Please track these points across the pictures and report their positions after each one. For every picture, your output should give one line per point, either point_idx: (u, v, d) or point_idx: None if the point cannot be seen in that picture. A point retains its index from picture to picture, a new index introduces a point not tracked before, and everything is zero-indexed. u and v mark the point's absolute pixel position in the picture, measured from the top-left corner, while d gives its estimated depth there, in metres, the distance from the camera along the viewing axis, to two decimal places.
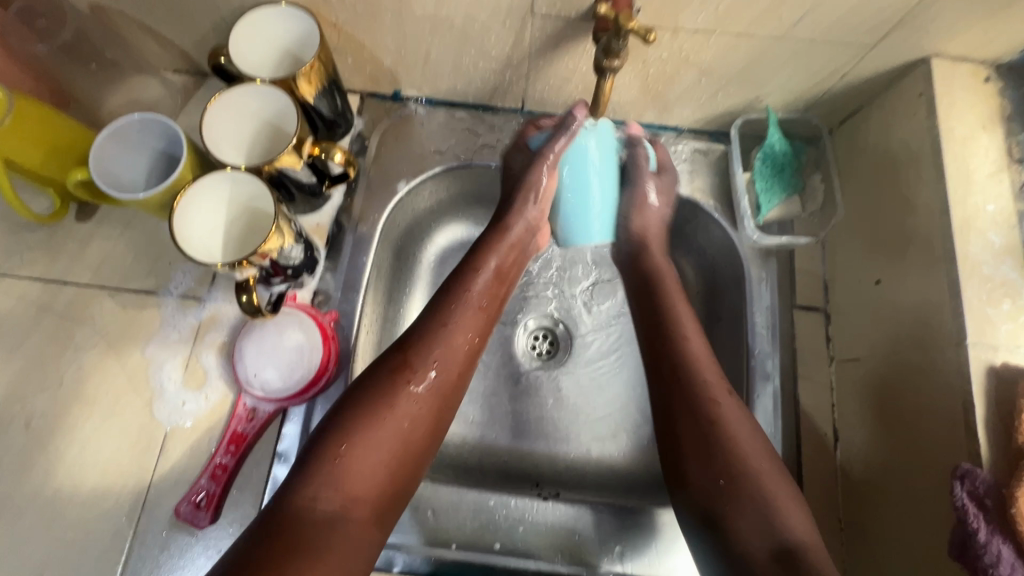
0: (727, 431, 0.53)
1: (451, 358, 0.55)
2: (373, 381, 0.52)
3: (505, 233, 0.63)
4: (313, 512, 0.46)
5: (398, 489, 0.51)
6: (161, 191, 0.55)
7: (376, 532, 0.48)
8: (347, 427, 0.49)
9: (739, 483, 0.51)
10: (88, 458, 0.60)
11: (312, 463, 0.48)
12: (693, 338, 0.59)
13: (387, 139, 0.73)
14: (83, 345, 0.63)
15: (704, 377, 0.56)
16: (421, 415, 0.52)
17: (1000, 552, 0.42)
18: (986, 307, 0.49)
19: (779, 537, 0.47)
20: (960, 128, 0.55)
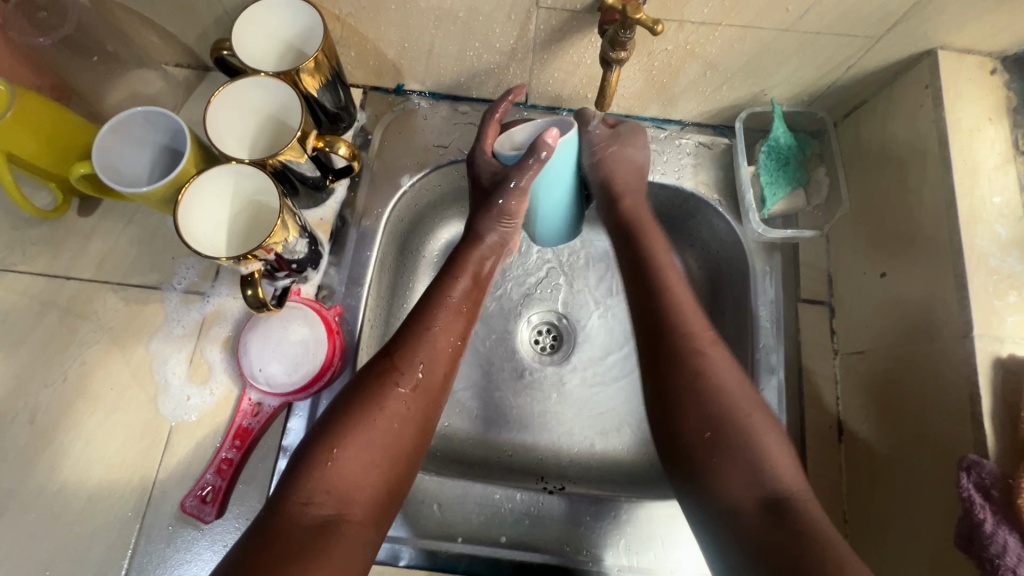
0: (712, 381, 0.53)
1: (436, 359, 0.55)
2: (361, 384, 0.52)
3: (479, 243, 0.62)
4: (307, 517, 0.46)
5: (393, 489, 0.51)
6: (165, 185, 0.55)
7: (372, 533, 0.49)
8: (336, 432, 0.50)
9: (725, 433, 0.51)
10: (93, 453, 0.60)
11: (302, 469, 0.49)
12: (683, 297, 0.58)
13: (390, 133, 0.73)
14: (87, 340, 0.63)
15: (688, 327, 0.56)
16: (411, 415, 0.52)
17: (1007, 542, 0.42)
18: (992, 299, 0.49)
19: (766, 487, 0.48)
20: (967, 120, 0.55)
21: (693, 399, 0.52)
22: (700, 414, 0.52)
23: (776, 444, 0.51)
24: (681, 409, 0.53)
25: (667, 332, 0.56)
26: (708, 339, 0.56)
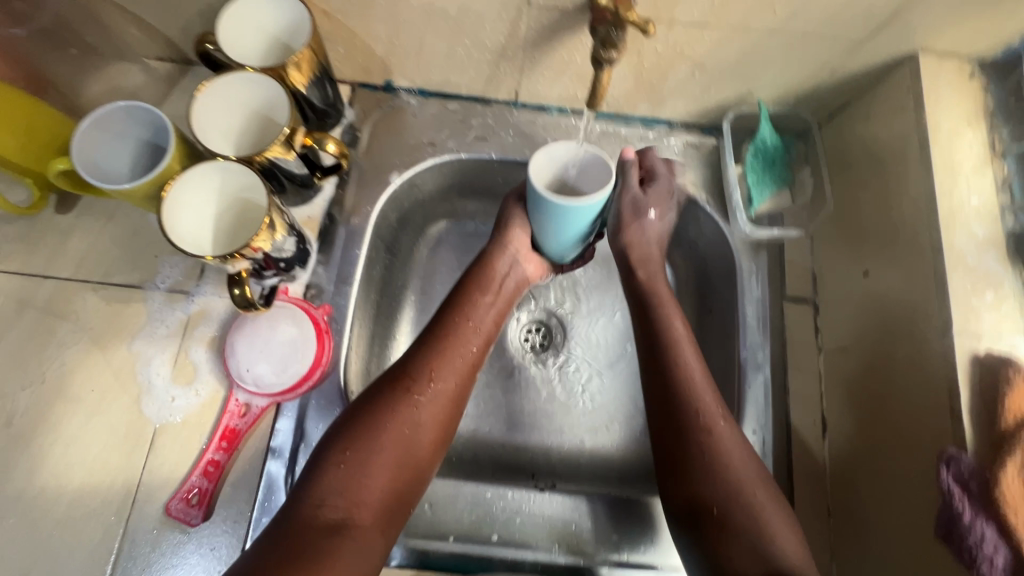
0: (723, 454, 0.52)
1: (447, 370, 0.57)
2: (375, 396, 0.55)
3: (494, 267, 0.65)
4: (319, 516, 0.48)
5: (402, 501, 0.52)
6: (148, 181, 0.53)
7: (381, 536, 0.50)
8: (351, 437, 0.52)
9: (732, 509, 0.50)
10: (74, 456, 0.58)
11: (316, 471, 0.50)
12: (693, 358, 0.57)
13: (379, 130, 0.72)
14: (67, 340, 0.61)
15: (696, 393, 0.54)
16: (424, 423, 0.54)
17: (984, 533, 0.43)
18: (971, 297, 0.51)
19: (771, 562, 0.47)
20: (946, 123, 0.56)
21: (701, 474, 0.52)
22: (708, 489, 0.51)
23: (784, 522, 0.50)
24: (692, 481, 0.52)
25: (677, 400, 0.55)
26: (719, 411, 0.54)
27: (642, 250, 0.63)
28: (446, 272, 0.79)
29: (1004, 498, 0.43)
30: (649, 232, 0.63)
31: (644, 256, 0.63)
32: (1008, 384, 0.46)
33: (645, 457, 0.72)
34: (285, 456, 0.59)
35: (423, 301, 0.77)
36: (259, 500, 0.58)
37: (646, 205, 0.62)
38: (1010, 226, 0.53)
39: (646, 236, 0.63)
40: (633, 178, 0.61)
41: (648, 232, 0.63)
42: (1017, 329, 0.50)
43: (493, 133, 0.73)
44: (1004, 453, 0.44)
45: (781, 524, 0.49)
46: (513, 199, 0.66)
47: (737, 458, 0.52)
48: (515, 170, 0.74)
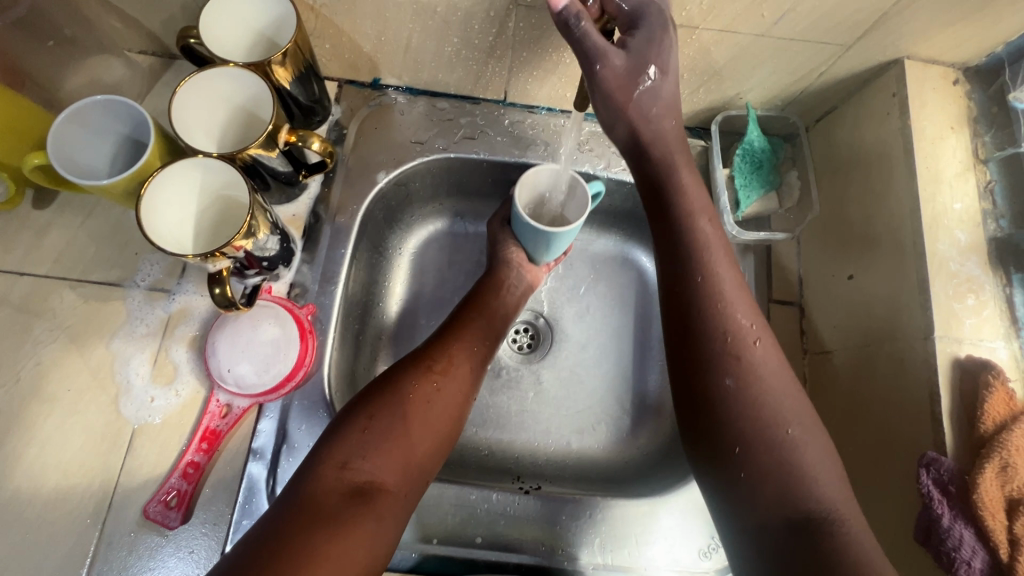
0: (754, 384, 0.47)
1: (463, 351, 0.60)
2: (397, 374, 0.56)
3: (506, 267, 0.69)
4: (343, 479, 0.48)
5: (423, 472, 0.52)
6: (126, 177, 0.52)
7: (403, 505, 0.50)
8: (374, 406, 0.52)
9: (757, 447, 0.45)
10: (49, 457, 0.57)
11: (337, 437, 0.51)
12: (725, 267, 0.52)
13: (366, 127, 0.72)
14: (42, 338, 0.60)
15: (723, 312, 0.50)
16: (444, 399, 0.56)
17: (962, 536, 0.44)
18: (953, 302, 0.51)
19: (798, 508, 0.43)
20: (931, 128, 0.56)
21: (727, 408, 0.47)
22: (733, 424, 0.47)
23: (825, 463, 0.45)
24: (716, 415, 0.47)
25: (701, 322, 0.50)
26: (751, 336, 0.49)
27: (653, 128, 0.54)
28: (432, 271, 0.78)
29: (983, 501, 0.44)
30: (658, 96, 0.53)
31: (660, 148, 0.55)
32: (987, 390, 0.46)
33: (629, 458, 0.72)
34: (267, 458, 0.59)
35: (410, 300, 0.76)
36: (240, 502, 0.57)
37: (639, 69, 0.51)
38: (992, 231, 0.54)
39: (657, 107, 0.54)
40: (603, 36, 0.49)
41: (658, 98, 0.53)
42: (998, 333, 0.50)
43: (481, 133, 0.72)
44: (983, 457, 0.45)
45: (822, 463, 0.45)
46: (498, 223, 0.72)
47: (769, 387, 0.48)
48: (503, 170, 0.74)
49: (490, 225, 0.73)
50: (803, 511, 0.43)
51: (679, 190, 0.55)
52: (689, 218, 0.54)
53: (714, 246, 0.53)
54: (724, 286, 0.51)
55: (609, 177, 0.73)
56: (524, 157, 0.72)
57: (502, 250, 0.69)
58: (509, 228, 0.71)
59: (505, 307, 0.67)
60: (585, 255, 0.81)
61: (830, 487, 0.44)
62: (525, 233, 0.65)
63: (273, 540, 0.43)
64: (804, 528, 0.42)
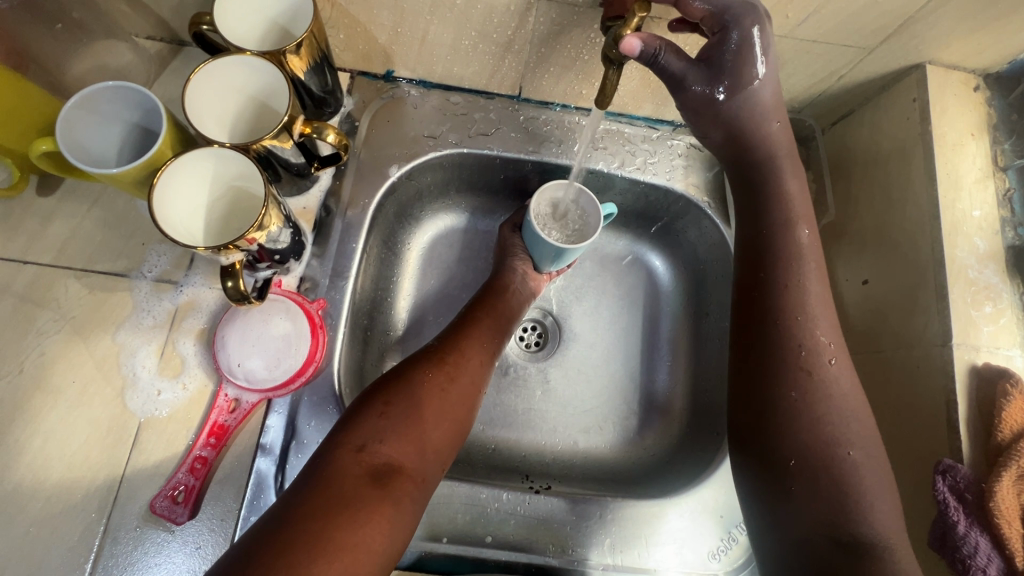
0: (825, 402, 0.48)
1: (474, 343, 0.60)
2: (409, 366, 0.56)
3: (512, 263, 0.69)
4: (362, 461, 0.47)
5: (440, 458, 0.52)
6: (137, 167, 0.51)
7: (420, 490, 0.49)
8: (389, 393, 0.52)
9: (814, 463, 0.46)
10: (53, 450, 0.56)
11: (354, 420, 0.50)
12: (814, 281, 0.52)
13: (378, 121, 0.71)
14: (46, 329, 0.59)
15: (804, 328, 0.50)
16: (459, 389, 0.56)
17: (978, 543, 0.44)
18: (971, 309, 0.51)
19: (844, 525, 0.44)
20: (951, 135, 0.56)
21: (789, 419, 0.48)
22: (792, 439, 0.47)
23: (883, 492, 0.46)
24: (775, 424, 0.49)
25: (777, 333, 0.51)
26: (827, 354, 0.50)
27: (758, 129, 0.55)
28: (440, 268, 0.77)
29: (1000, 509, 0.44)
30: (758, 101, 0.54)
31: (764, 151, 0.56)
32: (1005, 399, 0.46)
33: (638, 458, 0.72)
34: (275, 454, 0.58)
35: (418, 297, 0.76)
36: (247, 499, 0.56)
37: (738, 79, 0.52)
38: (1010, 239, 0.54)
39: (760, 108, 0.54)
40: (680, 59, 0.51)
41: (761, 100, 0.54)
42: (1015, 341, 0.50)
43: (495, 128, 0.72)
44: (1000, 465, 0.45)
45: (877, 488, 0.45)
46: (509, 229, 0.73)
47: (839, 406, 0.48)
48: (516, 167, 0.73)
49: (500, 231, 0.74)
50: (851, 531, 0.44)
51: (777, 198, 0.55)
52: (787, 225, 0.54)
53: (810, 255, 0.53)
54: (809, 298, 0.51)
55: (623, 176, 0.72)
56: (538, 154, 0.72)
57: (508, 257, 0.70)
58: (519, 235, 0.72)
59: (513, 305, 0.67)
60: (595, 254, 0.81)
61: (885, 512, 0.44)
62: (534, 245, 0.66)
63: (294, 520, 0.42)
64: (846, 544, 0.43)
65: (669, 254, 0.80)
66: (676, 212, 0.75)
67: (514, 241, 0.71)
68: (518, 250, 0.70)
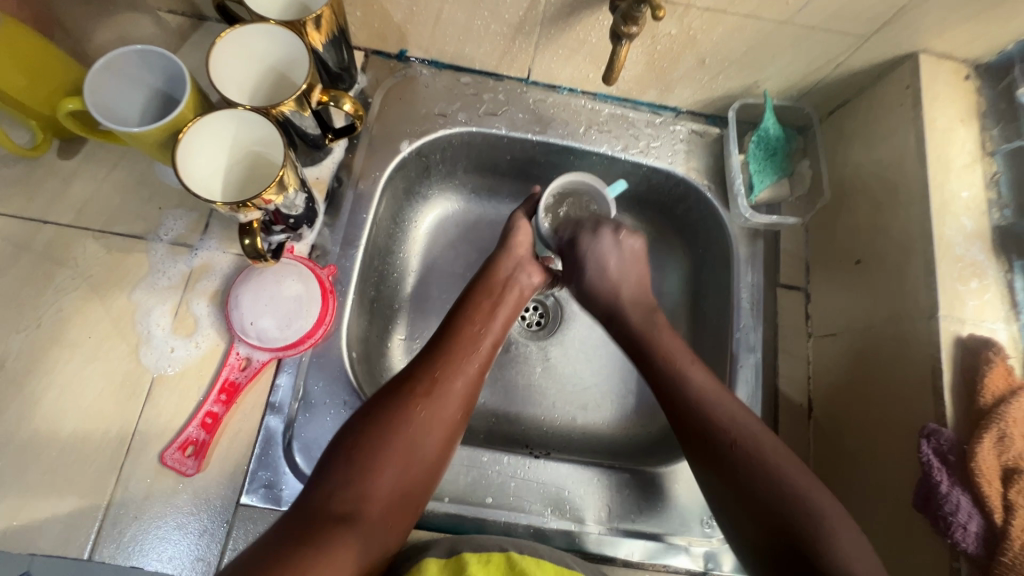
0: (752, 471, 0.51)
1: (450, 368, 0.58)
2: (383, 397, 0.55)
3: (495, 275, 0.66)
4: (327, 508, 0.48)
5: (411, 494, 0.52)
6: (160, 128, 0.52)
7: (389, 529, 0.50)
8: (359, 433, 0.52)
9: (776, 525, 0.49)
10: (68, 401, 0.58)
11: (328, 460, 0.51)
12: (690, 361, 0.59)
13: (390, 98, 0.73)
14: (64, 287, 0.61)
15: (718, 428, 0.54)
16: (432, 421, 0.54)
17: (960, 502, 0.46)
18: (958, 284, 0.53)
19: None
20: (942, 120, 0.58)
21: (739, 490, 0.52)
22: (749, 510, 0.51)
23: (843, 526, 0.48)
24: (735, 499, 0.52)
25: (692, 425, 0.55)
26: (737, 424, 0.54)
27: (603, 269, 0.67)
28: (446, 247, 0.79)
29: (980, 468, 0.46)
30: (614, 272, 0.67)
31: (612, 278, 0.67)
32: (987, 365, 0.48)
33: (635, 432, 0.74)
34: (285, 412, 0.60)
35: (423, 274, 0.78)
36: (257, 454, 0.58)
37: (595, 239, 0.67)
38: (996, 220, 0.56)
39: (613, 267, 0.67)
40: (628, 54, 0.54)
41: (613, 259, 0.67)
42: (999, 316, 0.52)
43: (503, 109, 0.74)
44: (982, 428, 0.47)
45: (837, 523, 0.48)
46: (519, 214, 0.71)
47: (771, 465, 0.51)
48: (522, 148, 0.75)
49: (512, 215, 0.71)
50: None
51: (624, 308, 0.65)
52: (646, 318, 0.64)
53: (676, 351, 0.60)
54: (698, 381, 0.57)
55: (626, 158, 0.74)
56: (544, 134, 0.74)
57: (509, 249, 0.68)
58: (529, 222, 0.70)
59: (500, 311, 0.64)
60: None
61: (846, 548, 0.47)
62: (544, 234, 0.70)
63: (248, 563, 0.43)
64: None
65: (670, 238, 0.81)
66: (678, 195, 0.77)
67: (518, 236, 0.69)
68: (517, 248, 0.68)
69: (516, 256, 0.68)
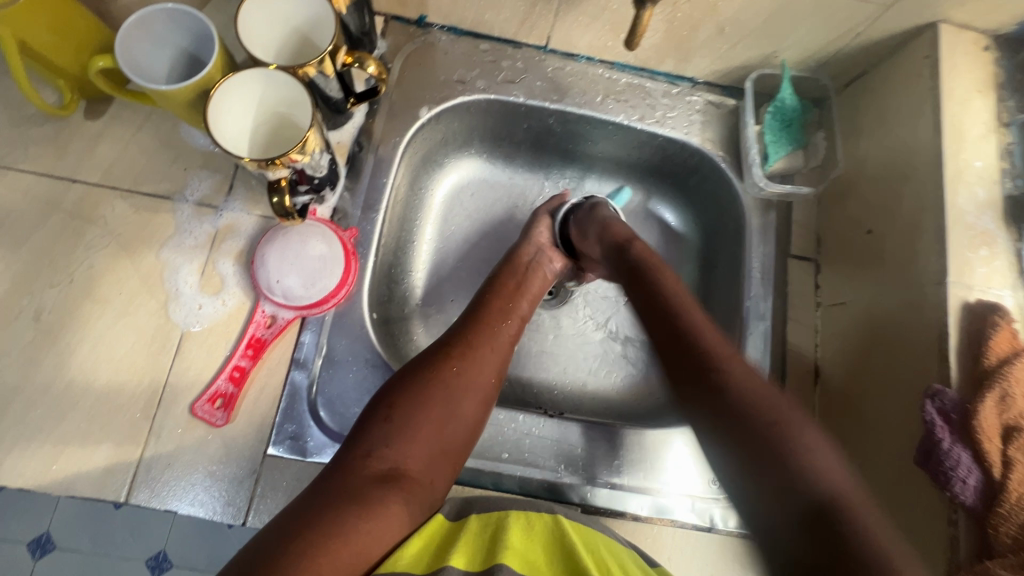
0: (737, 388, 0.48)
1: (485, 339, 0.60)
2: (418, 365, 0.57)
3: (518, 257, 0.69)
4: (370, 468, 0.49)
5: (447, 459, 0.54)
6: (189, 86, 0.53)
7: (427, 488, 0.51)
8: (394, 397, 0.54)
9: (751, 425, 0.45)
10: (102, 354, 0.60)
11: (366, 424, 0.52)
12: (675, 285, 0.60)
13: (410, 64, 0.73)
14: (94, 244, 0.62)
15: (713, 350, 0.52)
16: (468, 389, 0.56)
17: (960, 457, 0.48)
18: (967, 251, 0.54)
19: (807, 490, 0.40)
20: (959, 90, 0.59)
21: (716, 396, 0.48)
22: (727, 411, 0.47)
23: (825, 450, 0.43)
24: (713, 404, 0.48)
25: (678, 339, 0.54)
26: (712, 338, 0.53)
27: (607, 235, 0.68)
28: (462, 215, 0.81)
29: (982, 427, 0.48)
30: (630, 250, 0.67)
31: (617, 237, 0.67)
32: (994, 329, 0.50)
33: (644, 398, 0.76)
34: (310, 368, 0.62)
35: (440, 242, 0.79)
36: (282, 407, 0.61)
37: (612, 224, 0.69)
38: (1009, 189, 0.57)
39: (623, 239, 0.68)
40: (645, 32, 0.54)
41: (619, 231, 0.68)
42: (1007, 283, 0.54)
43: (521, 77, 0.74)
44: (985, 387, 0.49)
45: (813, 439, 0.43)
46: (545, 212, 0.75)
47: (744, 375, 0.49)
48: (539, 117, 0.76)
49: (534, 213, 0.75)
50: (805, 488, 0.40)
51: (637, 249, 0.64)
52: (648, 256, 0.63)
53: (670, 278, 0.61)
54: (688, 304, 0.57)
55: (642, 128, 0.75)
56: (561, 103, 0.74)
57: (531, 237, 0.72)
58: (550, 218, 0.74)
59: (527, 289, 0.67)
60: None
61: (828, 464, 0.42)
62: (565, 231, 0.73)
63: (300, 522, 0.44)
64: (821, 516, 0.39)
65: (682, 209, 0.82)
66: (693, 167, 0.77)
67: (540, 229, 0.73)
68: (541, 238, 0.72)
69: (540, 244, 0.71)
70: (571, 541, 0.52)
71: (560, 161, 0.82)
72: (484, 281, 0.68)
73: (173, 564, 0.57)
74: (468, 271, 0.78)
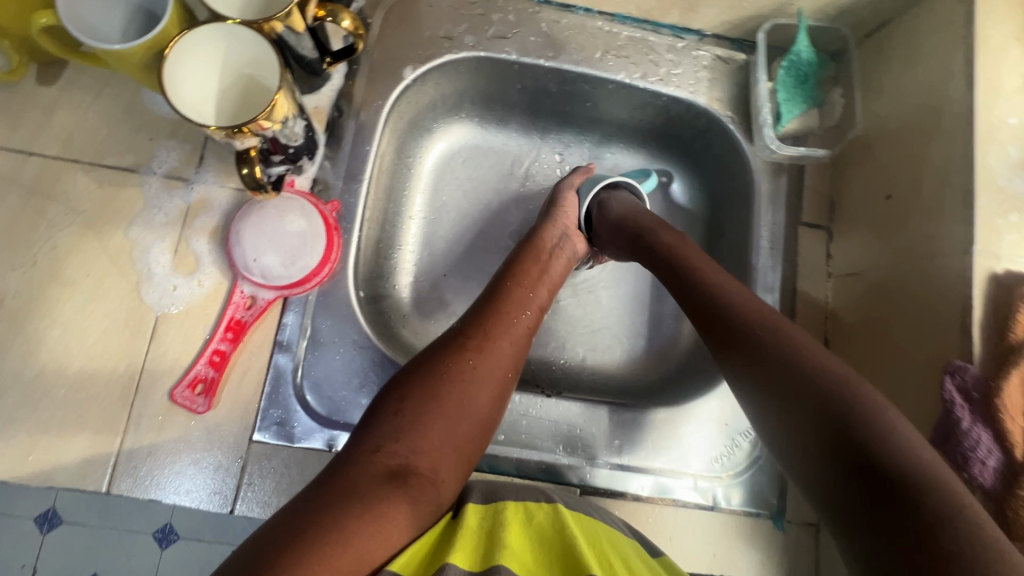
0: (804, 362, 0.42)
1: (503, 327, 0.55)
2: (432, 353, 0.52)
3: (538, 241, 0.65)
4: (378, 464, 0.44)
5: (462, 456, 0.49)
6: (142, 44, 0.47)
7: (442, 487, 0.46)
8: (407, 389, 0.49)
9: (838, 400, 0.39)
10: (73, 338, 0.57)
11: (376, 419, 0.48)
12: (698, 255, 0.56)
13: (391, 19, 0.67)
14: (57, 223, 0.58)
15: (762, 314, 0.47)
16: (485, 379, 0.52)
17: (980, 437, 0.45)
18: (997, 217, 0.50)
19: (899, 461, 0.35)
20: (995, 38, 0.53)
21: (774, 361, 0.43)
22: (788, 381, 0.42)
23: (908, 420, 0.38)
24: (770, 362, 0.44)
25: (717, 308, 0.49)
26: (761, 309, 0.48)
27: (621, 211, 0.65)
28: (453, 183, 0.76)
29: (1004, 405, 0.45)
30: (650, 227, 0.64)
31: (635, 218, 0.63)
32: None
33: (646, 374, 0.74)
34: (294, 350, 0.59)
35: (431, 213, 0.74)
36: (266, 391, 0.58)
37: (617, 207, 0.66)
38: None
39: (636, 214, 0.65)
40: None
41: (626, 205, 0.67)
42: None
43: (513, 31, 0.68)
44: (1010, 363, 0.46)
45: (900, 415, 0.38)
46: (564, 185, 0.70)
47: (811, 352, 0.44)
48: (534, 76, 0.70)
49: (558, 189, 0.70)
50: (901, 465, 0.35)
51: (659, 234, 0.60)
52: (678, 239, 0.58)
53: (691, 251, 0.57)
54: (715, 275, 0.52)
55: (645, 87, 0.69)
56: (557, 61, 0.68)
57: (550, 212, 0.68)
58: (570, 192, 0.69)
59: (548, 276, 0.62)
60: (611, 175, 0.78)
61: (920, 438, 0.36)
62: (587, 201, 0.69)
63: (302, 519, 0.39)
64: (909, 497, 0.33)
65: (688, 173, 0.77)
66: (699, 129, 0.72)
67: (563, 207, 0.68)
68: (565, 218, 0.67)
69: (563, 224, 0.67)
70: (571, 540, 0.45)
71: (557, 123, 0.77)
72: (502, 265, 0.63)
73: (179, 536, 0.55)
74: (462, 244, 0.74)
